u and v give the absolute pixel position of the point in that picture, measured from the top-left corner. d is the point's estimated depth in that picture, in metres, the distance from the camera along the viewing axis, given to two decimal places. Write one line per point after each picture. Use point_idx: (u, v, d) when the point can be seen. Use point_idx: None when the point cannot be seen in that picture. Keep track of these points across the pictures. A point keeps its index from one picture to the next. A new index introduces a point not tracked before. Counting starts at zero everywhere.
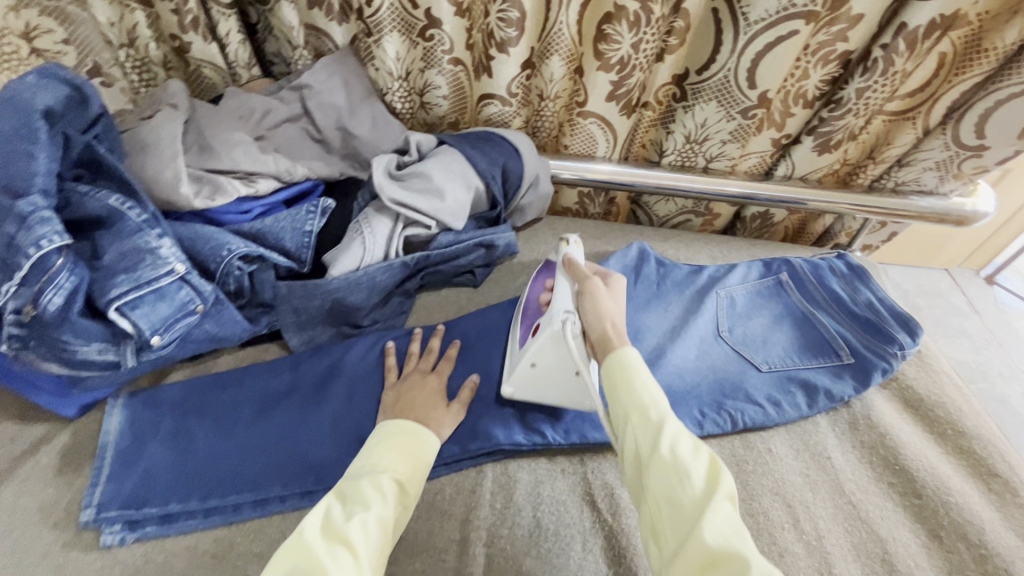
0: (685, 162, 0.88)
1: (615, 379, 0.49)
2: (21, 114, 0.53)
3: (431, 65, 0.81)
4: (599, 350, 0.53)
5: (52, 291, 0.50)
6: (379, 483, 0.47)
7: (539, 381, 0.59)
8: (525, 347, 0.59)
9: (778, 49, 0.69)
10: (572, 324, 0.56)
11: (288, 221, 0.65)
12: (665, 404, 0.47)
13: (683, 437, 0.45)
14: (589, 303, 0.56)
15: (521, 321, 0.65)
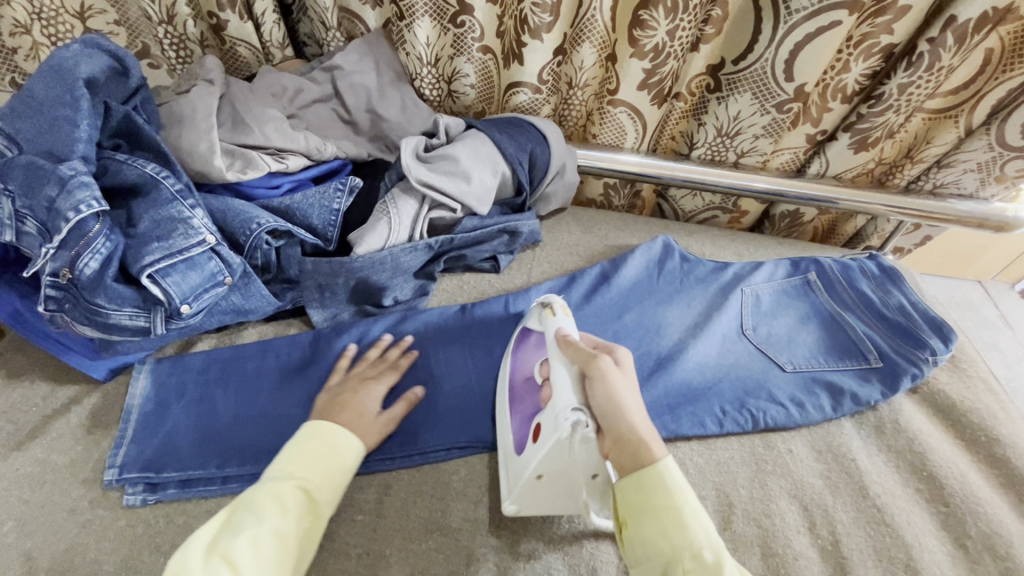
0: (715, 156, 0.86)
1: (659, 505, 0.46)
2: (67, 83, 0.54)
3: (460, 52, 0.81)
4: (629, 459, 0.47)
5: (89, 255, 0.51)
6: (279, 495, 0.46)
7: (543, 492, 0.51)
8: (527, 454, 0.50)
9: (818, 41, 0.67)
10: (585, 428, 0.46)
11: (317, 199, 0.66)
12: (710, 531, 0.45)
13: (735, 573, 0.44)
14: (601, 396, 0.48)
15: (512, 408, 0.57)
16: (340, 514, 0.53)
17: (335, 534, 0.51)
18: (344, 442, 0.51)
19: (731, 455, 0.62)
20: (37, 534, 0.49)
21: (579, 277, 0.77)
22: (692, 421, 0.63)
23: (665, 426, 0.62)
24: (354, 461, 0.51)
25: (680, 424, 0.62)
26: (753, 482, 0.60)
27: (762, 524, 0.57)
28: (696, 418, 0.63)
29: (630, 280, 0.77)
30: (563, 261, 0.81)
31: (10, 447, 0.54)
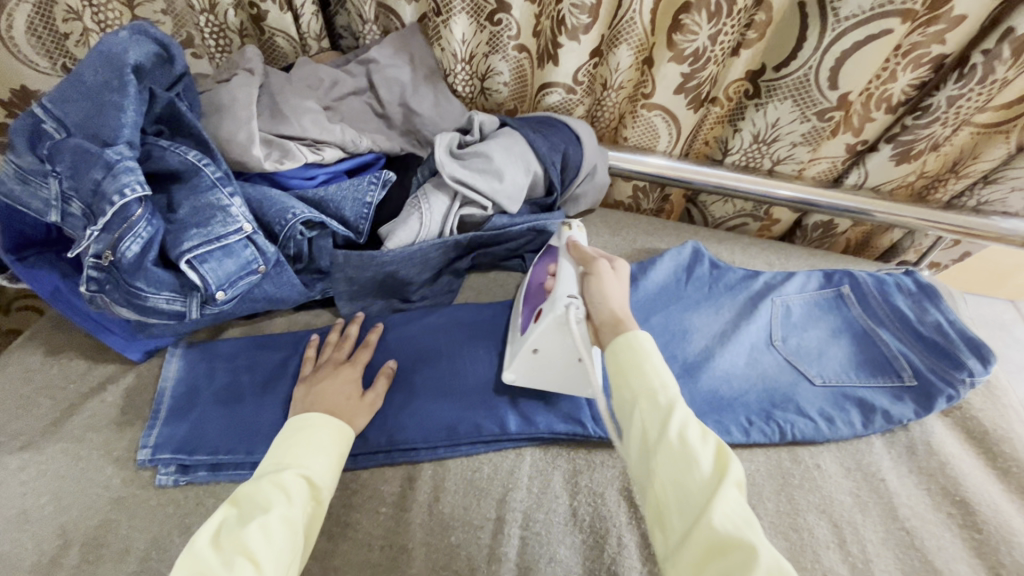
0: (749, 163, 0.85)
1: (623, 362, 0.46)
2: (115, 68, 0.55)
3: (495, 51, 0.80)
4: (606, 331, 0.50)
5: (131, 238, 0.52)
6: (283, 483, 0.45)
7: (540, 366, 0.59)
8: (528, 332, 0.58)
9: (866, 49, 0.65)
10: (576, 310, 0.54)
11: (350, 191, 0.66)
12: (674, 385, 0.44)
13: (692, 421, 0.42)
14: (594, 289, 0.55)
15: (523, 303, 0.65)
16: (364, 504, 0.53)
17: (360, 525, 0.52)
18: (335, 429, 0.52)
19: (757, 467, 0.61)
20: (72, 509, 0.50)
21: None
22: (718, 430, 0.62)
23: None
24: (345, 449, 0.52)
25: None
26: (779, 496, 0.59)
27: (787, 539, 0.56)
28: (722, 428, 0.62)
29: (657, 285, 0.76)
30: None
31: (48, 422, 0.56)
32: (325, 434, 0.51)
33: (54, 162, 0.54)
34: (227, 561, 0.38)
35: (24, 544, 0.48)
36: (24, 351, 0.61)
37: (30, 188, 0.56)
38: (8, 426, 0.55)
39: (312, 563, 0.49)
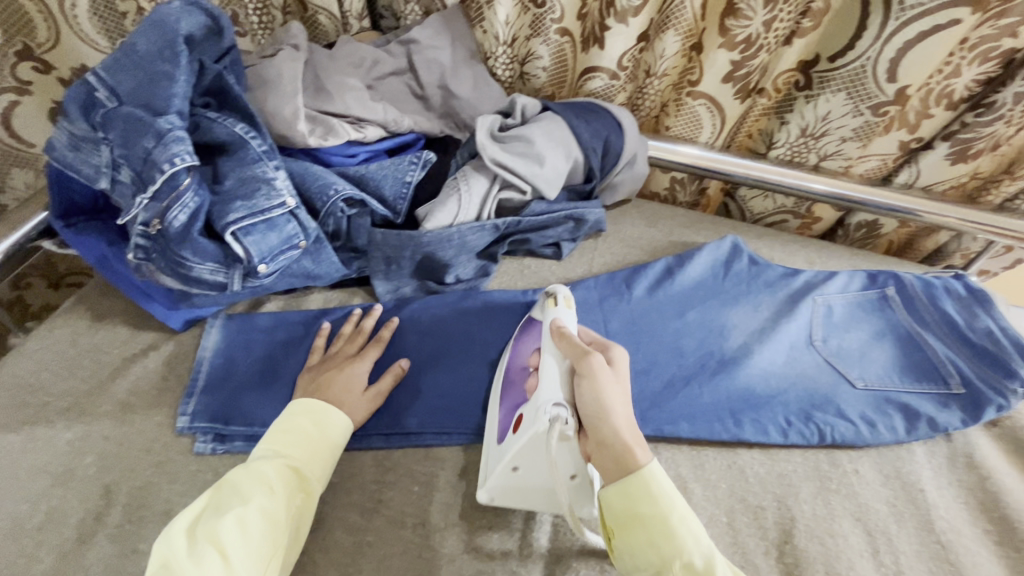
0: (794, 157, 0.82)
1: (644, 513, 0.46)
2: (167, 38, 0.56)
3: (537, 34, 0.79)
4: (612, 467, 0.47)
5: (178, 208, 0.53)
6: (262, 475, 0.47)
7: (521, 487, 0.50)
8: (505, 445, 0.49)
9: (932, 40, 0.63)
10: (564, 424, 0.47)
11: (391, 170, 0.66)
12: (702, 535, 0.46)
13: (728, 571, 0.45)
14: (588, 396, 0.48)
15: (503, 396, 0.55)
16: (397, 483, 0.53)
17: (392, 502, 0.52)
18: (327, 419, 0.52)
19: (794, 468, 0.60)
20: (114, 470, 0.51)
21: (642, 271, 0.74)
22: (755, 429, 0.61)
23: (727, 431, 0.60)
24: (337, 440, 0.52)
25: (742, 430, 0.60)
26: (816, 499, 0.57)
27: (823, 544, 0.54)
28: (759, 427, 0.61)
29: (694, 279, 0.74)
30: (626, 254, 0.79)
31: (93, 385, 0.57)
32: (317, 425, 0.52)
33: (106, 130, 0.55)
34: (197, 547, 0.42)
35: (69, 501, 0.49)
36: (71, 316, 0.62)
37: (81, 155, 0.57)
38: (54, 387, 0.56)
39: (345, 537, 0.50)
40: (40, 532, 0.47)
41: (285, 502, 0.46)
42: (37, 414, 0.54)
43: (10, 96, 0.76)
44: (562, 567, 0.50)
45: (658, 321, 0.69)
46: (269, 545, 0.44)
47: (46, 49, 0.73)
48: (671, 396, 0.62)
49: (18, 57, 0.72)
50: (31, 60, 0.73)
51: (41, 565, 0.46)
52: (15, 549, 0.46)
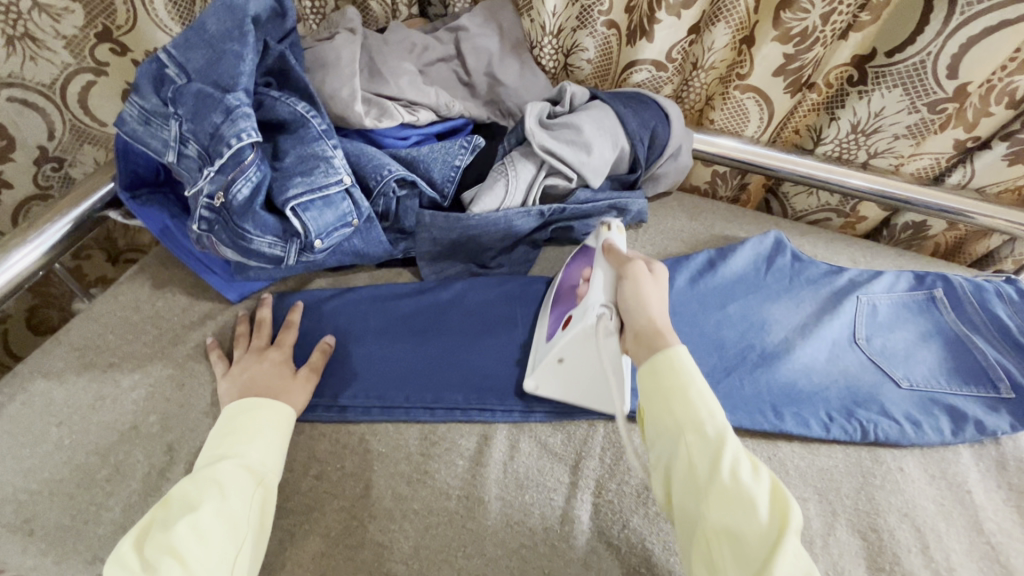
0: (842, 154, 0.81)
1: (667, 390, 0.46)
2: (237, 17, 0.57)
3: (584, 26, 0.78)
4: (642, 348, 0.50)
5: (242, 181, 0.55)
6: (214, 480, 0.46)
7: (566, 377, 0.56)
8: (553, 341, 0.56)
9: (997, 36, 0.62)
10: (608, 320, 0.52)
11: (441, 153, 0.67)
12: (720, 414, 0.45)
13: (742, 455, 0.43)
14: (629, 298, 0.53)
15: (553, 306, 0.62)
16: (442, 455, 0.55)
17: (437, 474, 0.53)
18: (276, 411, 0.52)
19: (836, 463, 0.59)
20: (176, 430, 0.54)
21: (684, 262, 0.74)
22: (797, 423, 0.60)
23: (768, 422, 0.60)
24: (287, 429, 0.52)
25: (784, 423, 0.60)
26: (859, 494, 0.57)
27: (866, 540, 0.54)
28: (801, 421, 0.61)
29: (735, 272, 0.74)
30: (667, 246, 0.79)
31: (155, 349, 0.60)
32: (260, 422, 0.51)
33: (176, 105, 0.57)
34: (155, 564, 0.40)
35: (135, 455, 0.52)
36: (133, 283, 0.65)
37: (151, 129, 0.59)
38: (119, 349, 0.59)
39: (393, 504, 0.51)
40: (109, 483, 0.50)
41: (244, 500, 0.45)
42: (105, 373, 0.57)
43: (87, 77, 0.75)
44: (602, 544, 0.51)
45: (699, 312, 0.69)
46: (233, 547, 0.43)
47: (124, 30, 0.72)
48: (712, 386, 0.63)
49: (97, 39, 0.72)
50: (109, 41, 0.73)
51: (110, 513, 0.48)
52: (86, 498, 0.49)
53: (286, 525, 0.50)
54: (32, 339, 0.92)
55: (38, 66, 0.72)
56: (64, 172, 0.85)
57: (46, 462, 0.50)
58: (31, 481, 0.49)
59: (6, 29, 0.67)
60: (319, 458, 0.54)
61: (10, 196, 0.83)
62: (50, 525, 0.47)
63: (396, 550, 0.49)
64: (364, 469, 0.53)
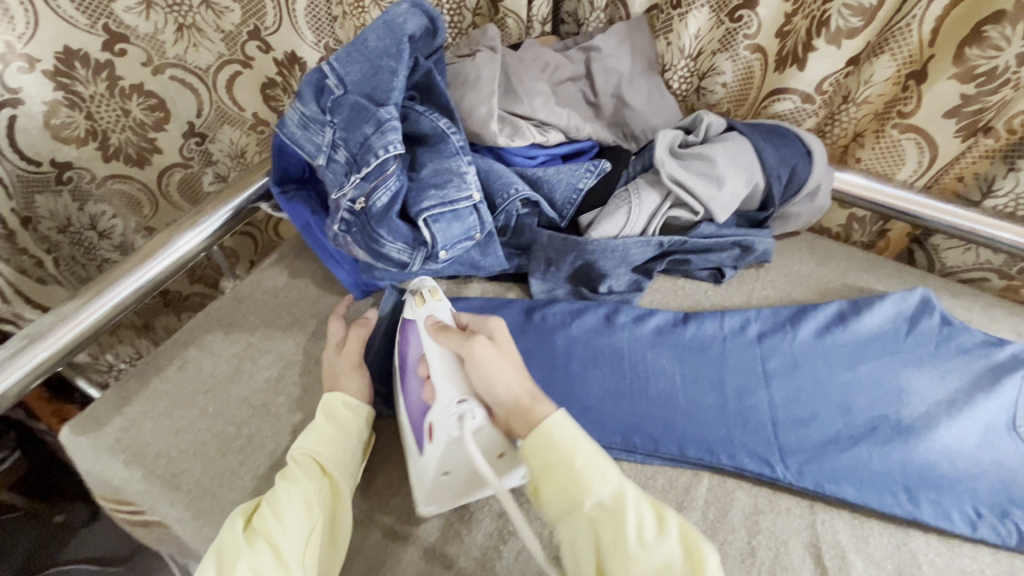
0: (1016, 210, 0.71)
1: (552, 463, 0.44)
2: (395, 36, 0.61)
3: (725, 49, 0.75)
4: (518, 429, 0.47)
5: (383, 190, 0.58)
6: (293, 471, 0.50)
7: (453, 487, 0.50)
8: (427, 457, 0.48)
9: None
10: (472, 418, 0.46)
11: (567, 175, 0.68)
12: (612, 472, 0.44)
13: (645, 509, 0.43)
14: (481, 381, 0.48)
15: (404, 401, 0.54)
16: None
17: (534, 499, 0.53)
18: (352, 407, 0.55)
19: (981, 567, 0.52)
20: (301, 412, 0.58)
21: (811, 311, 0.69)
22: (937, 514, 0.54)
23: (900, 506, 0.54)
24: (359, 425, 0.54)
25: (920, 511, 0.54)
26: None
27: None
28: (941, 512, 0.54)
29: (870, 330, 0.67)
30: (791, 291, 0.73)
31: (287, 334, 0.65)
32: (332, 416, 0.54)
33: (333, 114, 0.61)
34: (251, 541, 0.44)
35: (264, 431, 0.57)
36: (273, 270, 0.71)
37: (307, 133, 0.63)
38: (257, 329, 0.65)
39: (490, 521, 0.52)
40: (242, 453, 0.55)
41: (320, 488, 0.49)
42: (244, 350, 0.63)
43: (235, 68, 0.82)
44: None
45: (824, 368, 0.64)
46: (309, 526, 0.46)
47: (270, 32, 0.78)
48: (835, 455, 0.57)
49: (248, 36, 0.79)
50: (257, 40, 0.80)
51: (241, 481, 0.53)
52: (223, 464, 0.54)
53: (390, 521, 0.52)
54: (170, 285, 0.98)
55: (198, 52, 0.80)
56: (204, 147, 0.90)
57: (193, 425, 0.57)
58: (180, 441, 0.56)
59: (177, 18, 0.76)
60: None
61: (159, 160, 0.88)
62: (194, 483, 0.53)
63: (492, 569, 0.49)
64: None
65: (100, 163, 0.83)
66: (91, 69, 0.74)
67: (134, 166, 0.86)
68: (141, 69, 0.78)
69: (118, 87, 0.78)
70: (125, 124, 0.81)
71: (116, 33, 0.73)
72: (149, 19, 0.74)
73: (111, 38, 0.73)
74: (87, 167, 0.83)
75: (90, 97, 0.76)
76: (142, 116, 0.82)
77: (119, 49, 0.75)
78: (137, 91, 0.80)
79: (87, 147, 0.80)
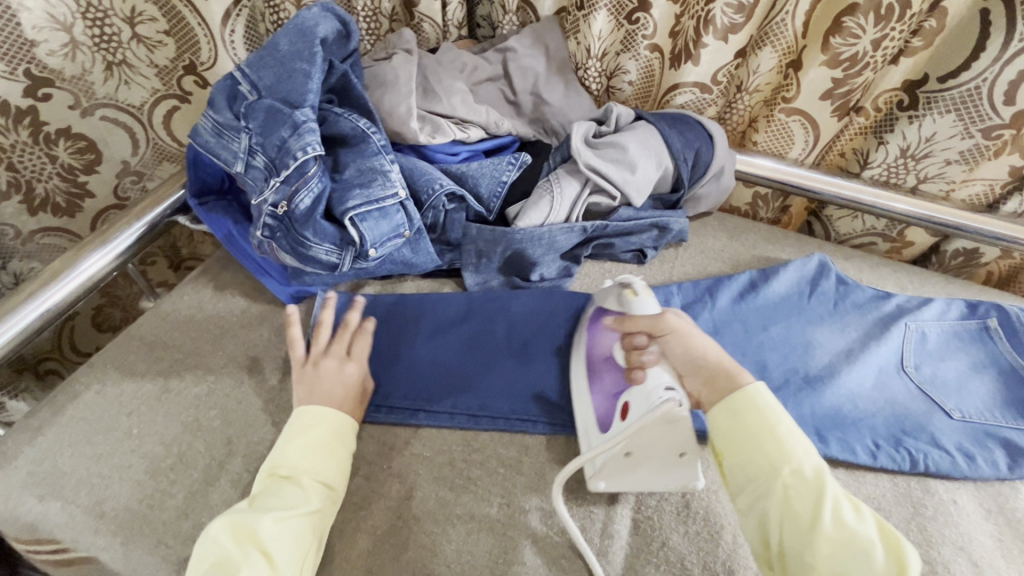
0: (889, 178, 0.81)
1: (751, 428, 0.49)
2: (307, 39, 0.61)
3: (627, 50, 0.80)
4: (713, 389, 0.52)
5: (305, 192, 0.58)
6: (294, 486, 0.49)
7: (631, 472, 0.52)
8: (614, 433, 0.52)
9: None
10: (676, 405, 0.48)
11: (489, 169, 0.70)
12: (813, 451, 0.48)
13: (842, 496, 0.45)
14: (677, 351, 0.55)
15: (588, 381, 0.58)
16: (484, 464, 0.56)
17: (480, 481, 0.55)
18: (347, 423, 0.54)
19: (884, 492, 0.58)
20: (235, 425, 0.56)
21: (725, 282, 0.74)
22: (843, 449, 0.59)
23: None
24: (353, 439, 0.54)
25: (828, 448, 0.59)
26: (910, 525, 0.56)
27: None
28: (847, 447, 0.60)
29: (778, 294, 0.73)
30: (709, 265, 0.79)
31: (217, 347, 0.63)
32: (329, 430, 0.53)
33: (248, 119, 0.60)
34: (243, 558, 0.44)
35: (196, 447, 0.54)
36: (196, 284, 0.69)
37: (222, 140, 0.62)
38: (183, 345, 0.63)
39: (436, 508, 0.52)
40: (172, 472, 0.53)
41: (319, 505, 0.49)
42: (170, 367, 0.60)
43: (172, 103, 0.78)
44: (642, 561, 0.51)
45: (740, 331, 0.69)
46: (306, 546, 0.46)
47: (205, 66, 0.75)
48: None
49: (184, 71, 0.75)
50: (193, 74, 0.76)
51: (173, 500, 0.51)
52: (153, 485, 0.52)
53: (337, 520, 0.51)
54: (94, 335, 0.93)
55: (131, 89, 0.75)
56: (142, 186, 0.86)
57: (117, 449, 0.54)
58: (104, 466, 0.53)
59: (104, 55, 0.70)
60: (367, 460, 0.56)
61: (90, 205, 0.83)
62: (119, 509, 0.50)
63: (441, 552, 0.50)
64: (410, 474, 0.55)
65: (25, 216, 0.79)
66: (12, 116, 0.69)
67: (64, 215, 0.82)
68: (68, 112, 0.72)
69: (43, 132, 0.73)
70: (51, 170, 0.76)
71: (36, 77, 0.68)
72: (75, 59, 0.69)
73: (33, 83, 0.68)
74: (10, 223, 0.78)
75: (11, 145, 0.71)
76: (70, 160, 0.77)
77: (41, 93, 0.69)
78: (65, 135, 0.74)
79: (10, 201, 0.76)
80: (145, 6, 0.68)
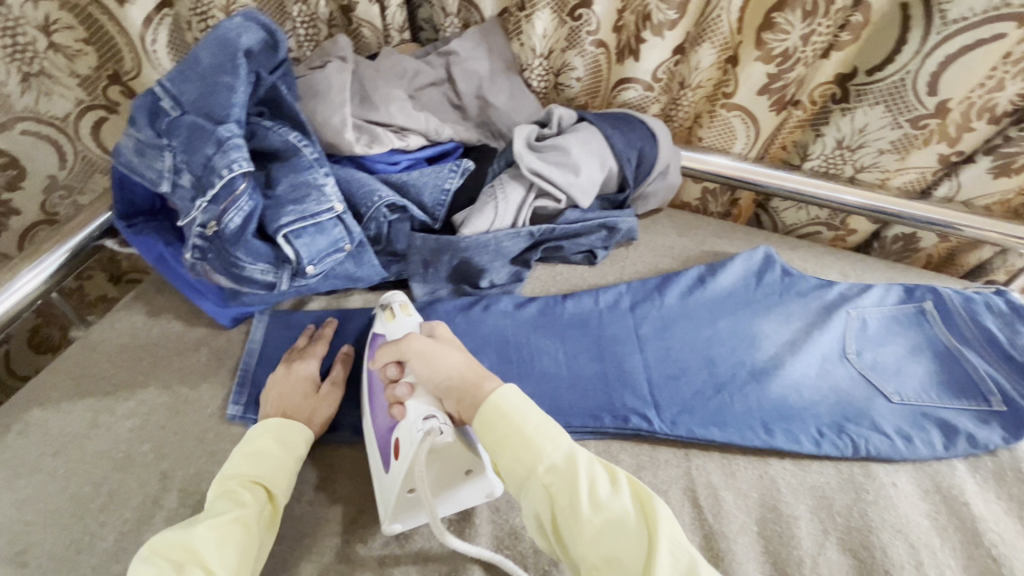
0: (829, 169, 0.82)
1: (501, 436, 0.44)
2: (229, 51, 0.59)
3: (572, 46, 0.79)
4: (466, 404, 0.48)
5: (234, 211, 0.56)
6: (232, 495, 0.46)
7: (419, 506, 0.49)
8: (394, 473, 0.49)
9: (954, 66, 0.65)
10: (437, 434, 0.46)
11: (431, 178, 0.69)
12: (563, 434, 0.44)
13: (597, 470, 0.43)
14: (423, 368, 0.50)
15: (371, 412, 0.54)
16: None
17: None
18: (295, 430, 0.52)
19: (828, 479, 0.60)
20: (170, 457, 0.54)
21: (673, 279, 0.75)
22: (788, 440, 0.61)
23: (758, 438, 0.61)
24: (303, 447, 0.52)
25: (774, 439, 0.61)
26: (851, 510, 0.58)
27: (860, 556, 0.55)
28: (792, 437, 0.61)
29: (724, 288, 0.74)
30: (658, 262, 0.80)
31: (150, 376, 0.60)
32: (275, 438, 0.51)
33: (170, 137, 0.58)
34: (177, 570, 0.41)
35: (129, 485, 0.52)
36: (128, 310, 0.66)
37: (145, 160, 0.59)
38: (112, 376, 0.60)
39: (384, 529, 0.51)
40: (103, 513, 0.50)
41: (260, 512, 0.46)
42: (99, 400, 0.58)
43: (99, 114, 0.75)
44: None
45: (689, 327, 0.70)
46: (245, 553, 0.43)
47: (131, 75, 0.72)
48: (703, 404, 0.63)
49: (110, 81, 0.73)
50: (119, 83, 0.74)
51: (104, 542, 0.49)
52: (80, 529, 0.49)
53: (280, 550, 0.50)
54: (32, 358, 0.88)
55: (52, 101, 0.71)
56: (73, 201, 0.81)
57: (41, 491, 0.51)
58: (26, 512, 0.50)
59: (21, 65, 0.67)
60: (313, 484, 0.54)
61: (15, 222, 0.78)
62: (44, 556, 0.48)
63: (389, 572, 0.49)
64: (357, 496, 0.54)
65: None
66: None
67: None
68: None
69: None
70: None
71: None
72: None
73: None
74: None
75: None
76: None
77: None
78: None
79: None
80: (60, 13, 0.65)
